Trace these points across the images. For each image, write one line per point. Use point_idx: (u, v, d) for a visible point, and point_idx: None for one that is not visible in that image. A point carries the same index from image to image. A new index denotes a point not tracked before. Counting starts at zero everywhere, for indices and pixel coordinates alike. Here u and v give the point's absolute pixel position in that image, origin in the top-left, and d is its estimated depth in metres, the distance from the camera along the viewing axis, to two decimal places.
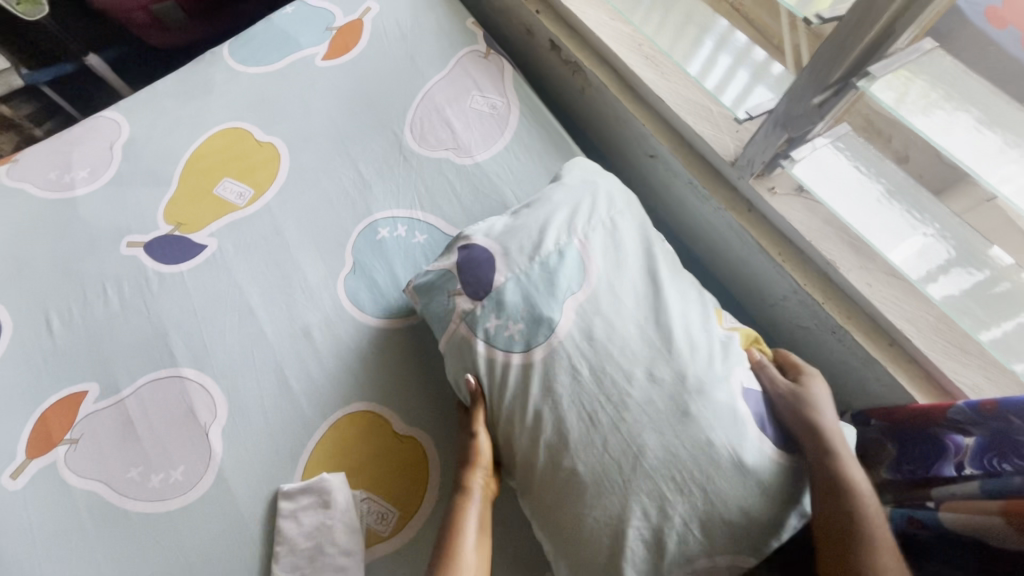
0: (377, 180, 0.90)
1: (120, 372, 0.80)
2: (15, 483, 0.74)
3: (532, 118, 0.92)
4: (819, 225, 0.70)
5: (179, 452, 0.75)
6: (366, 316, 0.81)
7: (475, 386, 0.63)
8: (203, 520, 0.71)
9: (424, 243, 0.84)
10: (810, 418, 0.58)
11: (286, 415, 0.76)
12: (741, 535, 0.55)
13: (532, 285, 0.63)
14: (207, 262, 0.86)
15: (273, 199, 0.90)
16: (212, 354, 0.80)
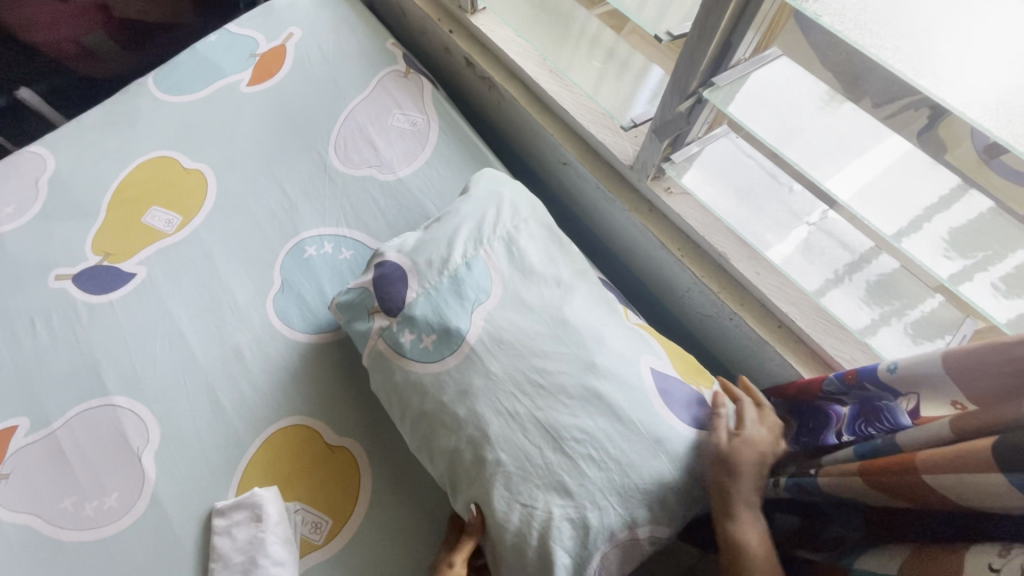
0: (303, 201, 0.92)
1: (51, 404, 0.81)
2: None
3: (452, 132, 0.95)
4: (711, 220, 0.75)
5: (113, 479, 0.76)
6: (295, 333, 0.83)
7: (476, 517, 0.60)
8: (140, 543, 0.73)
9: (350, 258, 0.87)
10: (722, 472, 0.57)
11: (219, 434, 0.78)
12: (657, 503, 0.58)
13: (441, 299, 0.65)
14: (136, 290, 0.87)
15: (200, 224, 0.91)
16: (143, 380, 0.81)
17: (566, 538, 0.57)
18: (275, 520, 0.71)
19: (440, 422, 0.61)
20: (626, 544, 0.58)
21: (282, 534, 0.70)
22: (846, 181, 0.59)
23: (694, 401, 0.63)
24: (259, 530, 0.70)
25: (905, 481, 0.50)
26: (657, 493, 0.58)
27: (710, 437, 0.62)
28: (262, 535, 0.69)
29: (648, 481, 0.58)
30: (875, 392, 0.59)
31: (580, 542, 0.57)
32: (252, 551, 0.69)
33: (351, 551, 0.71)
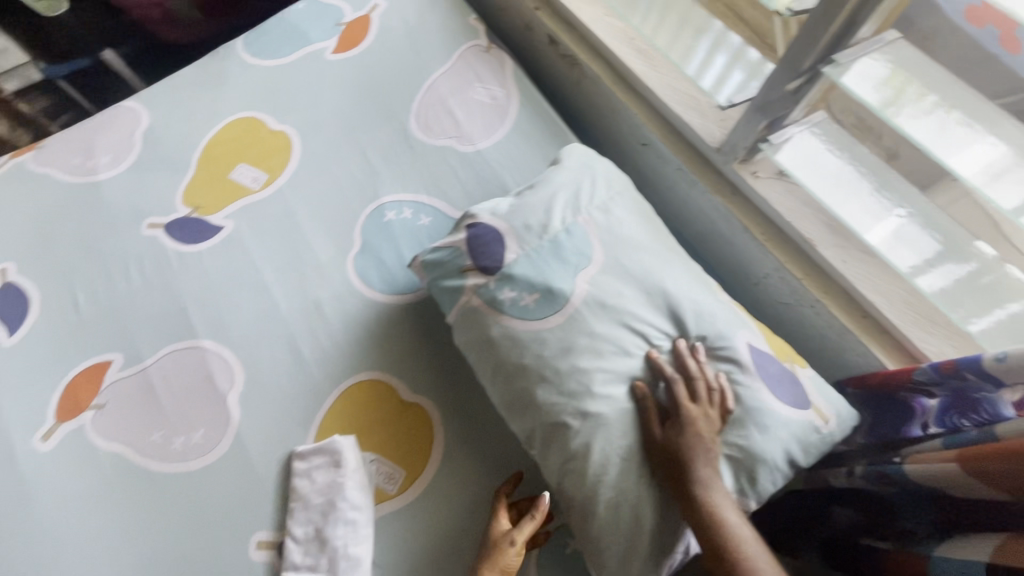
0: (383, 166, 0.95)
1: (142, 343, 0.85)
2: (45, 445, 0.79)
3: (531, 108, 0.96)
4: (798, 206, 0.75)
5: (199, 417, 0.80)
6: (374, 293, 0.86)
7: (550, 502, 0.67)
8: (224, 478, 0.77)
9: (429, 225, 0.89)
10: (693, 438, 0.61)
11: (299, 384, 0.81)
12: (739, 469, 0.63)
13: (542, 262, 0.71)
14: (223, 242, 0.91)
15: (285, 183, 0.95)
16: (229, 327, 0.85)
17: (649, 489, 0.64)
18: (353, 467, 0.74)
19: (541, 376, 0.68)
20: None
21: (357, 481, 0.73)
22: (969, 160, 0.57)
23: (787, 375, 0.67)
24: (339, 475, 0.73)
25: (1010, 468, 0.50)
26: (746, 461, 0.63)
27: (800, 412, 0.64)
28: (341, 480, 0.73)
29: (733, 447, 0.63)
30: (974, 383, 0.58)
31: None
32: (331, 494, 0.72)
33: (422, 503, 0.74)
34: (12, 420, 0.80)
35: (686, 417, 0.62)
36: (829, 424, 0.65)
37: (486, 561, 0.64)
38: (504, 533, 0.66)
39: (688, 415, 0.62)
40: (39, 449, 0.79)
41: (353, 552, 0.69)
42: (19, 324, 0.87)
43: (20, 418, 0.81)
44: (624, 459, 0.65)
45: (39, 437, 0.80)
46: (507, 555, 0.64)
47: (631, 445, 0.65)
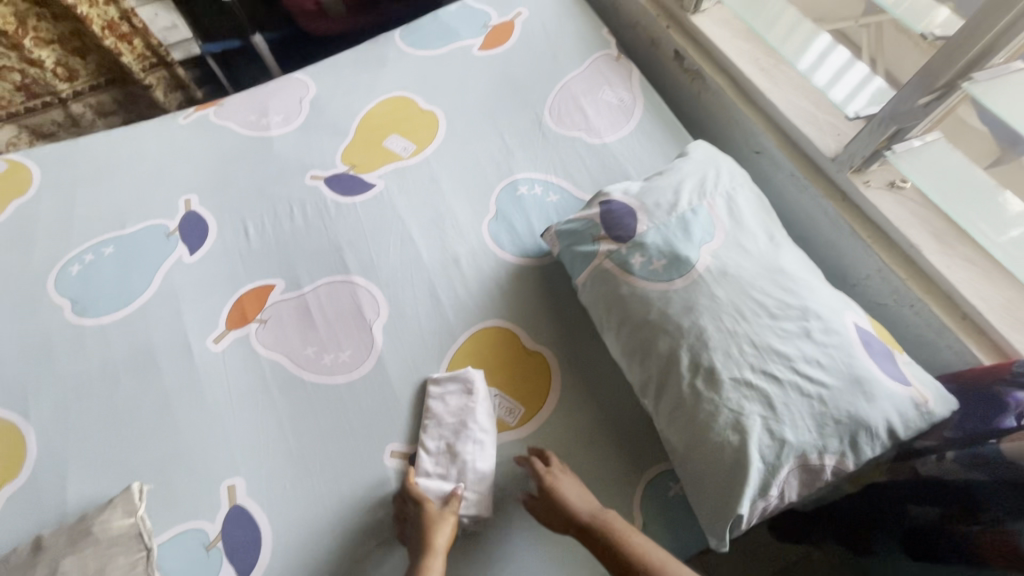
0: (518, 149, 1.07)
1: (302, 274, 0.98)
2: (217, 346, 0.92)
3: (654, 112, 1.08)
4: (906, 215, 0.83)
5: (348, 339, 0.91)
6: (505, 253, 0.97)
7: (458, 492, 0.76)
8: (366, 393, 0.88)
9: (557, 201, 1.01)
10: (558, 496, 0.73)
11: (435, 322, 0.92)
12: (849, 435, 0.67)
13: (670, 233, 0.78)
14: (375, 197, 1.04)
15: (431, 154, 1.08)
16: (377, 268, 0.97)
17: (764, 444, 0.66)
18: (484, 397, 0.84)
19: (663, 329, 0.73)
20: (814, 466, 0.67)
21: (486, 408, 0.83)
22: None
23: (890, 355, 0.72)
24: (470, 403, 0.83)
25: None
26: (853, 426, 0.67)
27: (907, 390, 0.69)
28: (473, 404, 0.83)
29: (843, 414, 0.67)
30: None
31: (776, 453, 0.66)
32: (461, 417, 0.82)
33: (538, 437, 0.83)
34: (192, 323, 0.94)
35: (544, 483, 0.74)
36: (929, 404, 0.69)
37: (431, 527, 0.72)
38: (442, 508, 0.74)
39: (547, 483, 0.74)
40: (212, 348, 0.92)
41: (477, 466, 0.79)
42: (200, 246, 1.02)
43: (198, 322, 0.94)
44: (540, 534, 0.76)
45: (212, 339, 0.93)
46: (446, 525, 0.72)
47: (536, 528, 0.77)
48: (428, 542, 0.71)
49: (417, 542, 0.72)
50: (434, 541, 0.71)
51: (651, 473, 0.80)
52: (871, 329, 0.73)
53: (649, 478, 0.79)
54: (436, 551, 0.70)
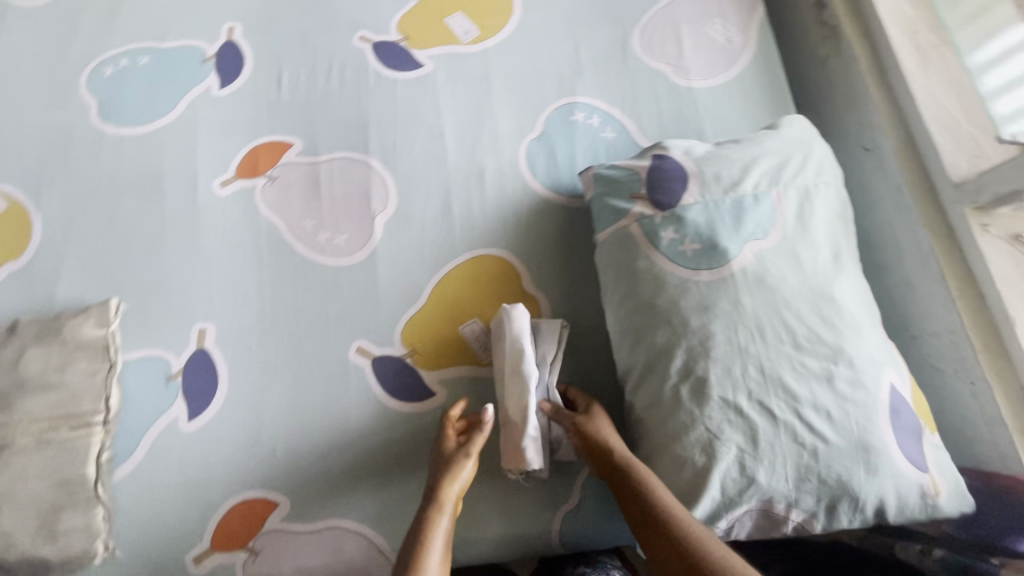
0: (590, 67, 0.92)
1: (321, 141, 0.91)
2: (222, 191, 0.89)
3: (763, 65, 0.89)
4: (1015, 278, 0.67)
5: (347, 223, 0.86)
6: (535, 181, 0.86)
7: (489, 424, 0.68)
8: (349, 283, 0.84)
9: (611, 140, 0.88)
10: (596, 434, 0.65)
11: (440, 233, 0.85)
12: (828, 499, 0.59)
13: (718, 216, 0.66)
14: (419, 79, 0.93)
15: (493, 46, 0.95)
16: (398, 157, 0.89)
17: (729, 476, 0.59)
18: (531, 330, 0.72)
19: (665, 319, 0.63)
20: (775, 516, 0.60)
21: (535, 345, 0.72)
22: None
23: (917, 433, 0.61)
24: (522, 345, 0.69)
25: None
26: (835, 492, 0.58)
27: (919, 475, 0.59)
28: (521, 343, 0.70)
29: (830, 476, 0.58)
30: None
31: (738, 488, 0.59)
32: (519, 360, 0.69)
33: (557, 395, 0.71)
34: (203, 160, 0.90)
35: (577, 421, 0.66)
36: (938, 498, 0.60)
37: (444, 477, 0.66)
38: (456, 450, 0.68)
39: (584, 419, 0.67)
40: (216, 192, 0.88)
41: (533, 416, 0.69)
42: (230, 81, 0.95)
43: (209, 160, 0.90)
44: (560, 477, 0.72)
45: (218, 182, 0.89)
46: (462, 471, 0.66)
47: None
48: (440, 492, 0.65)
49: (430, 489, 0.66)
50: (446, 488, 0.65)
51: None
52: (908, 396, 0.62)
53: None
54: (444, 503, 0.64)
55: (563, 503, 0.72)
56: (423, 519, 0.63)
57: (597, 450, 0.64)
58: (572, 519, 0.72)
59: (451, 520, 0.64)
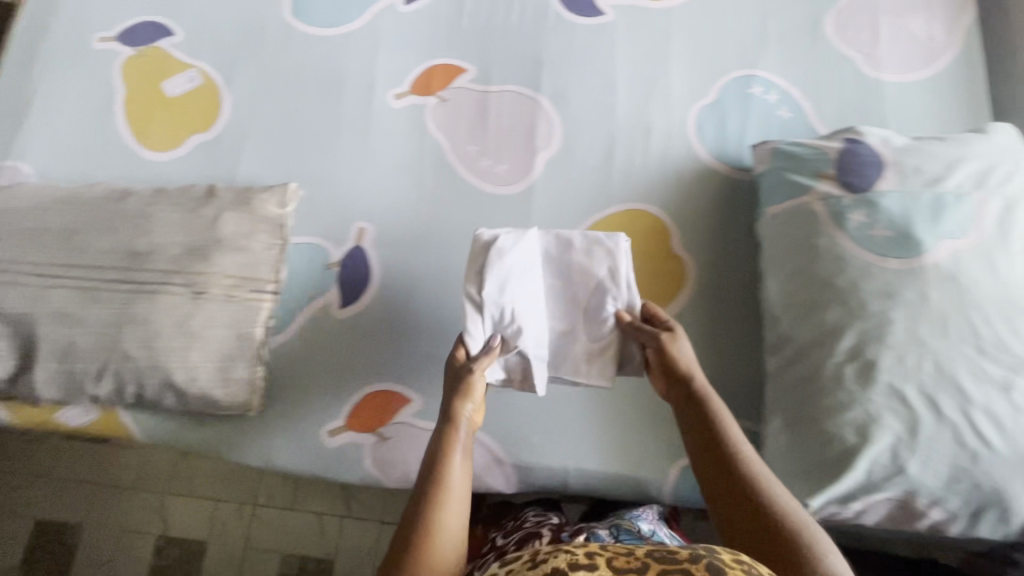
0: (775, 41, 0.90)
1: (494, 71, 0.93)
2: (395, 103, 0.92)
3: (963, 70, 0.85)
4: None
5: (510, 155, 0.89)
6: (700, 147, 0.86)
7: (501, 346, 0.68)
8: (503, 213, 0.87)
9: (786, 120, 0.86)
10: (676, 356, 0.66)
11: (598, 182, 0.87)
12: (976, 504, 0.59)
13: (915, 207, 0.65)
14: (599, 26, 0.93)
15: (678, 5, 0.93)
16: (568, 101, 0.90)
17: (878, 461, 0.60)
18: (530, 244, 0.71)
19: (840, 299, 0.64)
20: (913, 508, 0.61)
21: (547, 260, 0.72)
22: None
23: None
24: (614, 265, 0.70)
25: None
26: (987, 498, 0.59)
27: None
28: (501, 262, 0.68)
29: (986, 483, 0.58)
30: None
31: (885, 474, 0.60)
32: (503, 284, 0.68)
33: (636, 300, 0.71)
34: (382, 71, 0.94)
35: (653, 334, 0.67)
36: None
37: (456, 396, 0.64)
38: (461, 369, 0.66)
39: (669, 337, 0.66)
40: (390, 104, 0.92)
41: (570, 325, 0.71)
42: None
43: (387, 72, 0.94)
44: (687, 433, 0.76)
45: (393, 95, 0.93)
46: (470, 391, 0.64)
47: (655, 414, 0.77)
48: (453, 411, 0.63)
49: (445, 404, 0.65)
50: (457, 408, 0.63)
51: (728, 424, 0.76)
52: None
53: None
54: (458, 420, 0.63)
55: (682, 457, 0.75)
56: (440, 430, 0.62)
57: (676, 371, 0.65)
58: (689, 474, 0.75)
59: (468, 433, 0.64)
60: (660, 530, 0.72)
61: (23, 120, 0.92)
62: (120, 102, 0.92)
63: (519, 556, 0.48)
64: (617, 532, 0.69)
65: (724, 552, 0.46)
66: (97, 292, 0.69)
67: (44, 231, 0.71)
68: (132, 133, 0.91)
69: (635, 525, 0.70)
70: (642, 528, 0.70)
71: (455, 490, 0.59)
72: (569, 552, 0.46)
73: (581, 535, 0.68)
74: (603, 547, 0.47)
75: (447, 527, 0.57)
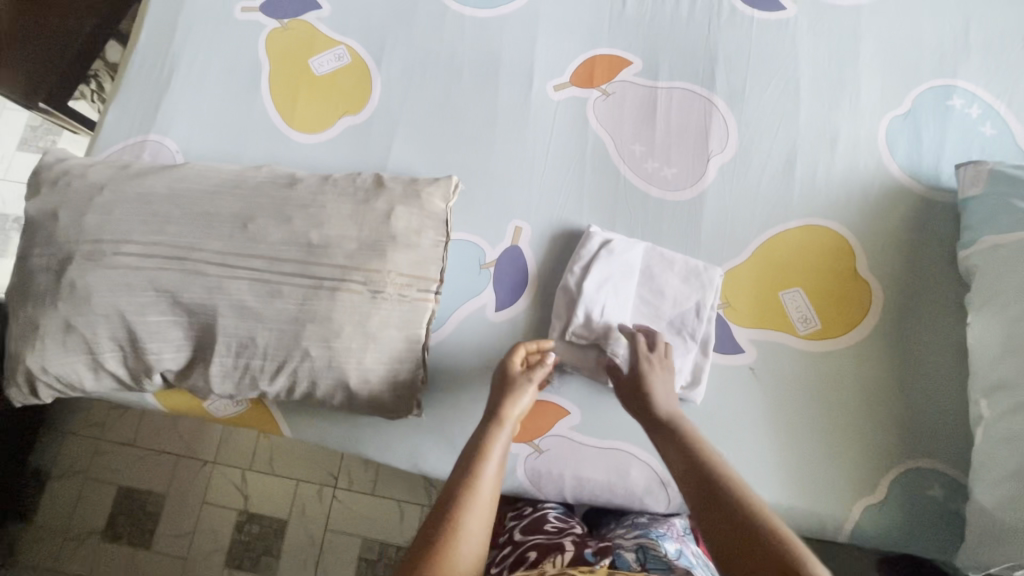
0: (979, 50, 0.82)
1: (662, 66, 0.87)
2: (555, 95, 0.87)
3: None
4: None
5: (679, 158, 0.83)
6: (891, 161, 0.80)
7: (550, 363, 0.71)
8: (670, 219, 0.81)
9: (989, 137, 0.79)
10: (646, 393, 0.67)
11: (776, 192, 0.81)
12: None
13: None
14: (780, 22, 0.86)
15: (869, 3, 0.86)
16: (744, 102, 0.84)
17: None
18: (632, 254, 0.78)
19: None
20: None
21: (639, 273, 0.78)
22: None
23: None
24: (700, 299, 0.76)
25: None
26: None
27: None
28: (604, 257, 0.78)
29: None
30: None
31: None
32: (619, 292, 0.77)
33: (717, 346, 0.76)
34: (541, 58, 0.88)
35: (635, 369, 0.69)
36: None
37: (506, 397, 0.66)
38: (519, 375, 0.68)
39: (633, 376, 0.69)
40: (549, 95, 0.87)
41: None
42: None
43: (546, 60, 0.88)
44: (876, 472, 0.71)
45: (553, 85, 0.87)
46: (523, 394, 0.67)
47: (837, 448, 0.72)
48: (501, 411, 0.65)
49: (491, 407, 0.66)
50: (507, 408, 0.65)
51: (918, 463, 0.70)
52: None
53: (913, 465, 0.70)
54: (504, 423, 0.64)
55: (867, 496, 0.70)
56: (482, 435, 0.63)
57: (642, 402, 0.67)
58: (873, 513, 0.70)
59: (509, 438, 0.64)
60: (683, 552, 0.71)
61: (166, 90, 0.88)
62: (265, 78, 0.88)
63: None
64: (644, 557, 0.68)
65: None
66: (277, 285, 0.66)
67: (220, 217, 0.68)
68: (279, 111, 0.87)
69: (661, 547, 0.69)
70: (668, 552, 0.69)
71: (485, 494, 0.57)
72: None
73: (609, 559, 0.65)
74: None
75: (470, 532, 0.54)
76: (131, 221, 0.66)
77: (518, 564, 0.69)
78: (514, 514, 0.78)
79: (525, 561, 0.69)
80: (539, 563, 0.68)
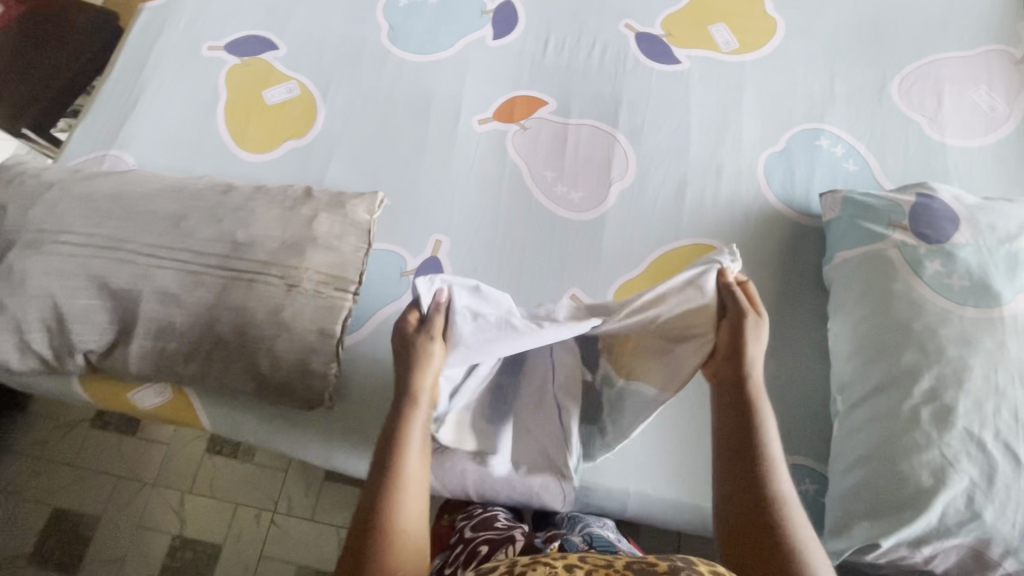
0: (844, 100, 0.96)
1: (574, 106, 0.99)
2: (479, 127, 0.98)
3: (1020, 138, 0.91)
4: None
5: (584, 183, 0.93)
6: (767, 191, 0.90)
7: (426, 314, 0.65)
8: (575, 235, 0.90)
9: (851, 172, 0.90)
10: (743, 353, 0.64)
11: (668, 214, 0.90)
12: None
13: (990, 261, 0.69)
14: (675, 73, 1.00)
15: (751, 60, 1.00)
16: (643, 138, 0.95)
17: (954, 504, 0.61)
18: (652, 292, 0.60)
19: (917, 342, 0.67)
20: (984, 556, 0.62)
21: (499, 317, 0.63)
22: None
23: None
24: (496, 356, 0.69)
25: None
26: None
27: None
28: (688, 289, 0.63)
29: None
30: None
31: (959, 520, 0.61)
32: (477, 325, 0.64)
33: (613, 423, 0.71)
34: (468, 97, 1.00)
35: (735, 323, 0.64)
36: None
37: (415, 371, 0.63)
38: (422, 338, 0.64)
39: (740, 329, 0.63)
40: (473, 127, 0.98)
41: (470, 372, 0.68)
42: (503, 35, 1.05)
43: (473, 98, 1.00)
44: None
45: (477, 119, 0.98)
46: (431, 356, 0.63)
47: None
48: (413, 386, 0.63)
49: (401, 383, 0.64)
50: (419, 381, 0.63)
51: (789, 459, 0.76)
52: None
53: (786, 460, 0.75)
54: (419, 397, 0.63)
55: None
56: (402, 416, 0.63)
57: (732, 364, 0.64)
58: None
59: (427, 411, 0.64)
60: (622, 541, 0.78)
61: (130, 113, 0.98)
62: (222, 106, 0.99)
63: (496, 564, 0.50)
64: (590, 538, 0.75)
65: (700, 564, 0.49)
66: (200, 275, 0.73)
67: (155, 214, 0.76)
68: (231, 134, 0.97)
69: (604, 532, 0.77)
70: (610, 536, 0.77)
71: (408, 486, 0.60)
72: (548, 565, 0.48)
73: (557, 543, 0.73)
74: (583, 559, 0.49)
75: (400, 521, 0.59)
76: (74, 215, 0.74)
77: (469, 561, 0.73)
78: (466, 513, 0.82)
79: (476, 555, 0.73)
80: (490, 556, 0.72)
